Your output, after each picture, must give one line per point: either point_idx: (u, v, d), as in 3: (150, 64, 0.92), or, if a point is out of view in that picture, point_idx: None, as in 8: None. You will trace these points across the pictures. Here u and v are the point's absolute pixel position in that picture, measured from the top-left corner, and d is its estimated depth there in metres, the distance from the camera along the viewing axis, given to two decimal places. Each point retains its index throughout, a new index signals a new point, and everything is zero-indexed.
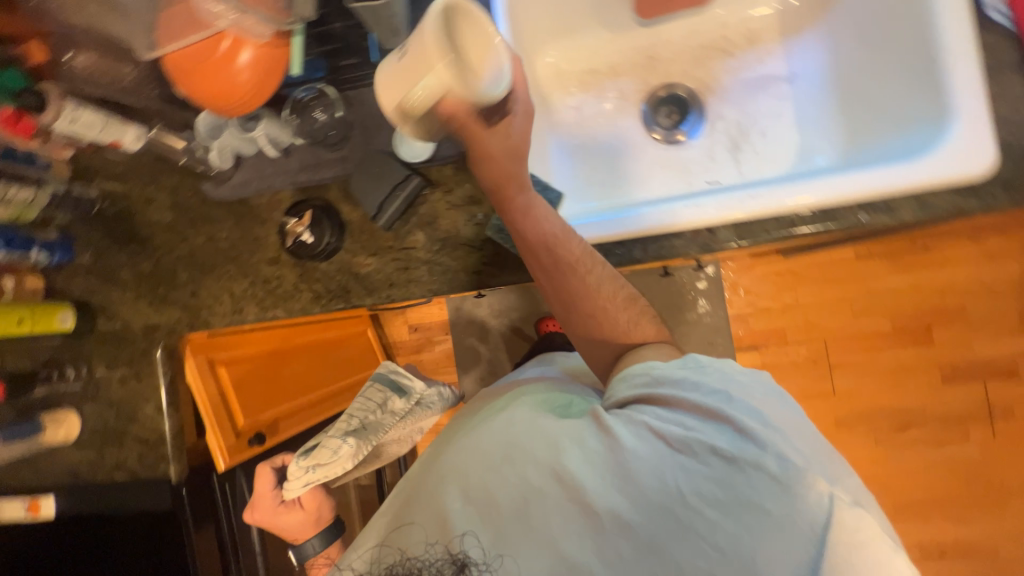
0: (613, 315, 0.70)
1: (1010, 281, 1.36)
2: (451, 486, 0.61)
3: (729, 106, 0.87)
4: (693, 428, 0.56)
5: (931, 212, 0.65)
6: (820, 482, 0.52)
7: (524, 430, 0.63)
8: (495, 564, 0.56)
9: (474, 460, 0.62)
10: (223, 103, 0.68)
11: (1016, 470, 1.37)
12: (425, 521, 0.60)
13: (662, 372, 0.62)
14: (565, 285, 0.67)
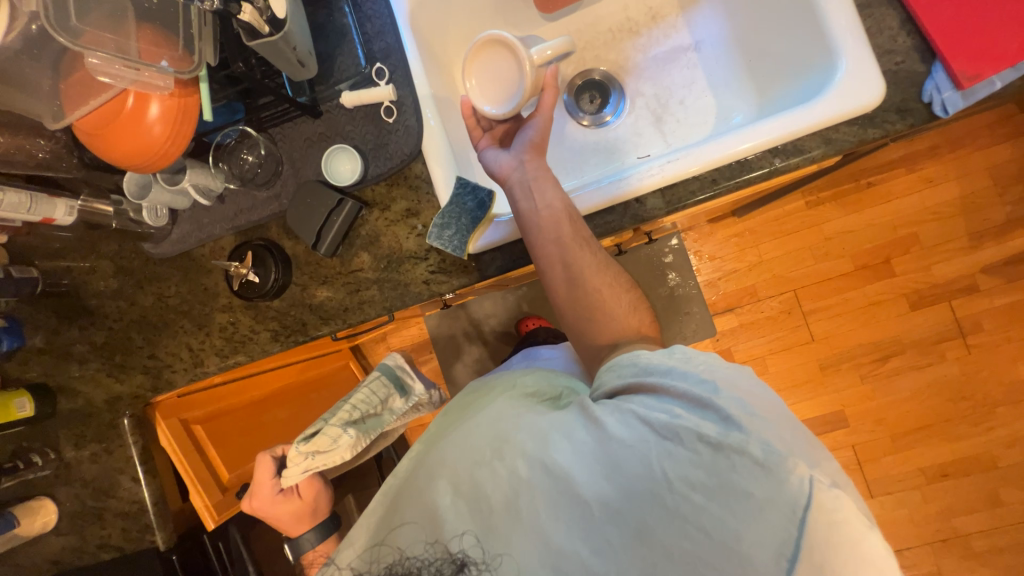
0: (607, 305, 0.64)
1: (953, 203, 1.46)
2: (440, 480, 0.55)
3: (645, 81, 0.83)
4: (680, 415, 0.50)
5: (838, 146, 0.62)
6: (801, 466, 0.46)
7: (510, 422, 0.57)
8: (495, 564, 0.49)
9: (464, 452, 0.56)
10: (137, 160, 0.60)
11: (996, 380, 1.45)
12: (420, 517, 0.54)
13: (663, 362, 0.56)
14: (565, 267, 0.64)
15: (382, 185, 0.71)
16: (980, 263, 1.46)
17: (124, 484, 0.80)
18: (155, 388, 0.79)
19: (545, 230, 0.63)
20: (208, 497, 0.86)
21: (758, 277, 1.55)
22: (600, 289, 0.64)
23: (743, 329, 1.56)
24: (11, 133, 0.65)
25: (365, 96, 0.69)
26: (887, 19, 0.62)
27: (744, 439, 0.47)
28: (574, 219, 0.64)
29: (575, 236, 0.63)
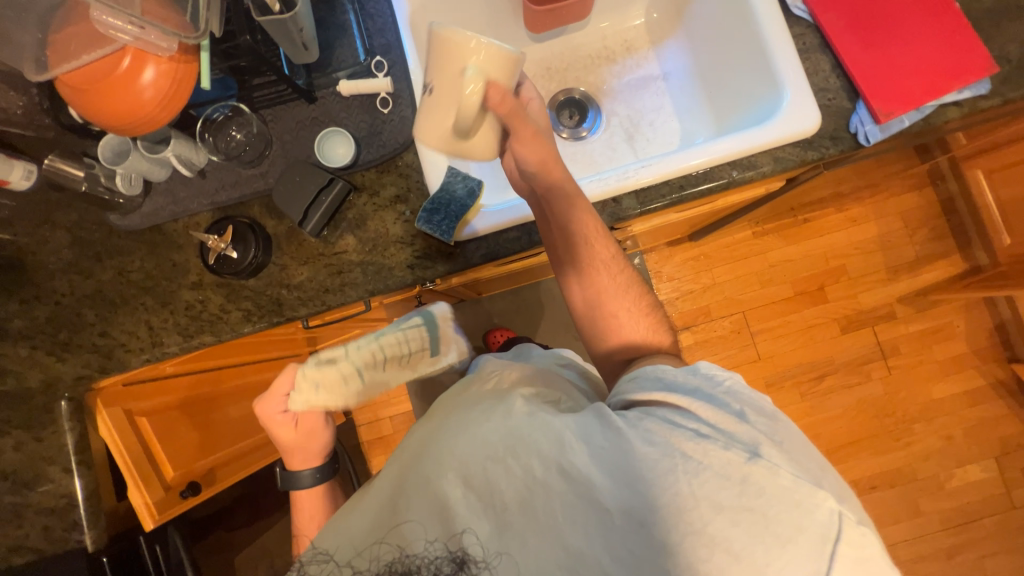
0: (623, 320, 0.70)
1: (873, 240, 1.67)
2: (447, 473, 0.51)
3: (619, 103, 0.92)
4: (708, 433, 0.51)
5: (785, 164, 0.72)
6: (830, 498, 0.47)
7: (525, 420, 0.53)
8: (496, 561, 0.48)
9: (475, 445, 0.52)
10: (119, 123, 0.59)
11: (913, 398, 1.63)
12: (421, 513, 0.50)
13: (690, 381, 0.58)
14: (588, 279, 0.70)
15: (374, 171, 0.73)
16: (896, 294, 1.66)
17: (53, 476, 0.72)
18: (103, 369, 0.73)
19: (564, 251, 0.69)
20: (148, 495, 0.80)
21: (712, 298, 1.68)
22: (615, 307, 0.70)
23: (698, 346, 1.67)
24: None
25: (365, 86, 0.71)
26: (821, 63, 0.74)
27: (774, 463, 0.48)
28: (594, 240, 0.67)
29: (601, 256, 0.69)
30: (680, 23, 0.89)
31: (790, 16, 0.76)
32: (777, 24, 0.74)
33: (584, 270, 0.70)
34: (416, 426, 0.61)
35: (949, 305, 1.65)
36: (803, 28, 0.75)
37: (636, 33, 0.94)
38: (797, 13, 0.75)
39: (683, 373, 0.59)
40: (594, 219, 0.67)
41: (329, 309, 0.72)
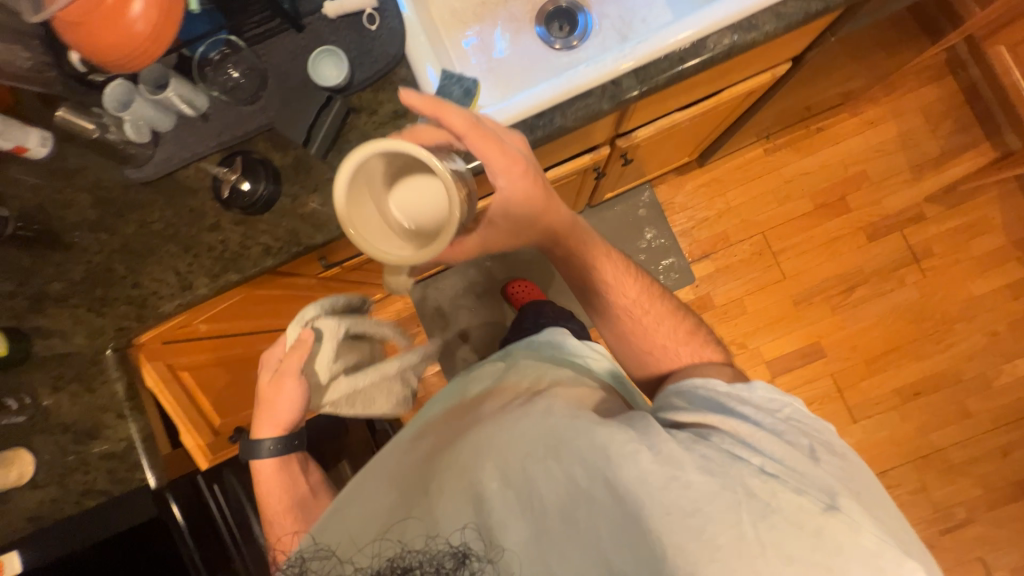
0: (661, 352, 0.77)
1: (892, 140, 1.60)
2: (486, 466, 0.55)
3: (609, 5, 0.91)
4: (776, 471, 0.53)
5: (787, 20, 0.69)
6: (915, 569, 0.48)
7: (573, 427, 0.57)
8: (498, 555, 0.50)
9: (518, 444, 0.56)
10: (118, 57, 0.61)
11: (951, 298, 1.57)
12: (445, 501, 0.54)
13: (738, 402, 0.63)
14: (619, 317, 0.78)
15: (370, 91, 0.73)
16: (923, 194, 1.59)
17: (109, 422, 0.76)
18: (141, 318, 0.76)
19: (594, 292, 0.78)
20: (197, 437, 0.86)
21: (729, 223, 1.64)
22: (652, 344, 0.77)
23: (719, 273, 1.64)
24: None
25: (348, 4, 0.71)
26: None
27: (854, 517, 0.50)
28: (620, 281, 0.77)
29: (629, 296, 0.78)
30: None
31: None
32: None
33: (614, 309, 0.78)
34: (462, 424, 0.65)
35: (981, 198, 1.57)
36: None
37: None
38: None
39: (747, 406, 0.63)
40: (613, 263, 0.78)
41: (345, 233, 0.73)
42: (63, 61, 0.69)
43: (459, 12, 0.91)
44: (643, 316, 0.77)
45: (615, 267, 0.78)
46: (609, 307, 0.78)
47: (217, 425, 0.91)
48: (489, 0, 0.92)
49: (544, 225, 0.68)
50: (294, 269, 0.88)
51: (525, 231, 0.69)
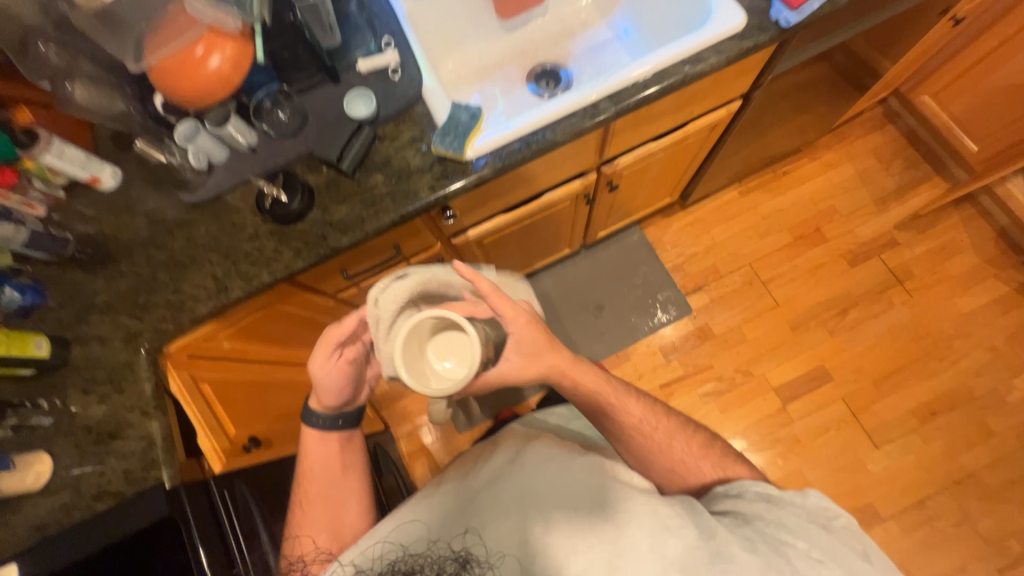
0: (681, 472, 0.75)
1: (852, 179, 1.78)
2: (525, 509, 0.66)
3: (585, 64, 1.11)
4: (822, 561, 0.61)
5: (726, 54, 0.86)
6: None
7: (623, 496, 0.66)
8: (498, 561, 0.62)
9: (566, 495, 0.66)
10: (202, 96, 0.78)
11: (943, 316, 1.62)
12: (478, 524, 0.65)
13: (774, 513, 0.66)
14: (633, 443, 0.75)
15: (393, 123, 0.89)
16: (891, 222, 1.72)
17: (133, 421, 0.79)
18: (177, 321, 0.83)
19: (606, 422, 0.75)
20: (216, 441, 0.88)
21: (716, 257, 1.75)
22: (672, 462, 0.75)
23: (715, 303, 1.70)
24: (96, 86, 0.81)
25: (376, 61, 0.89)
26: None
27: None
28: (625, 405, 0.75)
29: (637, 416, 0.76)
30: None
31: None
32: None
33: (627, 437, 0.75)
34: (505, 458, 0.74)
35: (946, 223, 1.70)
36: None
37: (587, 11, 1.14)
38: None
39: (788, 515, 0.65)
40: (615, 390, 0.76)
41: (367, 236, 0.84)
42: (146, 100, 0.84)
43: (465, 75, 1.11)
44: (661, 433, 0.76)
45: (619, 391, 0.76)
46: (623, 432, 0.75)
47: (232, 435, 0.93)
48: (487, 65, 1.13)
49: (548, 363, 0.70)
50: (317, 282, 0.97)
51: (537, 365, 0.70)
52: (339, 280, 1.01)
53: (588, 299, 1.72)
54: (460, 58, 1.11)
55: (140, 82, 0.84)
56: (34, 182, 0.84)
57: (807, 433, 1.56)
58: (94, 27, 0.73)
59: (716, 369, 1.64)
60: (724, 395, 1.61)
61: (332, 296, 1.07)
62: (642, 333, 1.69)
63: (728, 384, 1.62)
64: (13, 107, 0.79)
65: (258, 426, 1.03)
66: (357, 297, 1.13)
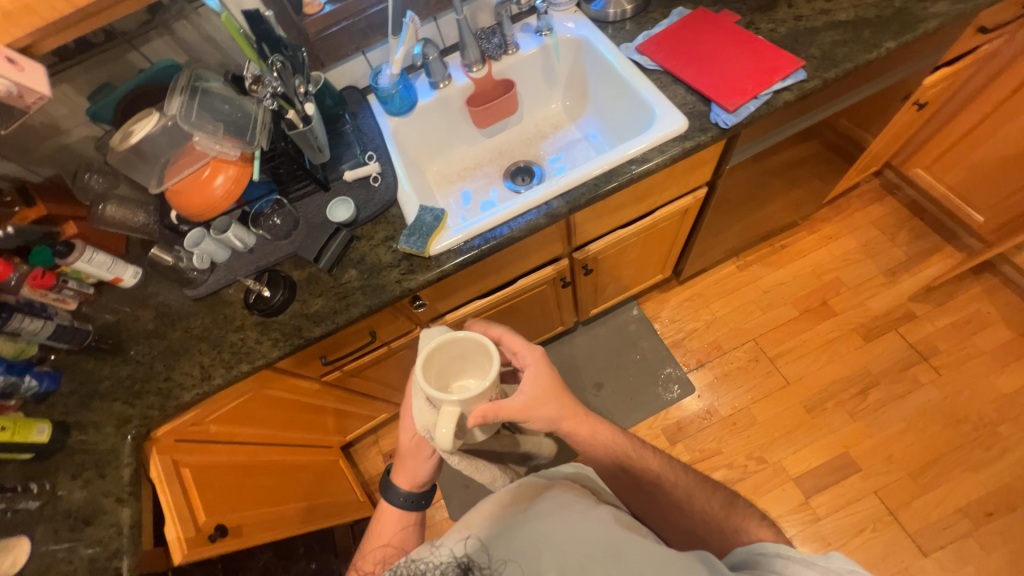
0: (710, 533, 0.65)
1: (856, 250, 1.74)
2: (537, 538, 0.58)
3: (557, 162, 1.22)
4: None
5: (670, 153, 0.94)
6: None
7: (641, 545, 0.57)
8: (497, 567, 0.57)
9: (581, 533, 0.58)
10: (203, 211, 0.92)
11: (981, 397, 1.47)
12: (486, 535, 0.60)
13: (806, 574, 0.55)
14: (652, 494, 0.70)
15: (370, 224, 0.99)
16: (905, 294, 1.64)
17: (107, 507, 0.83)
18: (163, 407, 0.90)
19: (622, 473, 0.71)
20: (180, 528, 0.89)
21: (718, 332, 1.70)
22: (696, 519, 0.67)
23: (719, 382, 1.62)
24: (125, 205, 0.98)
25: (359, 172, 1.01)
26: (677, 90, 1.01)
27: None
28: (636, 458, 0.72)
29: (652, 466, 0.72)
30: (585, 102, 1.22)
31: (647, 70, 1.05)
32: (640, 79, 1.03)
33: (647, 488, 0.70)
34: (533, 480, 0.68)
35: (967, 294, 1.61)
36: (657, 74, 1.04)
37: (558, 116, 1.27)
38: (650, 67, 1.05)
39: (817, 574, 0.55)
40: (626, 439, 0.74)
41: (338, 326, 0.90)
42: (164, 213, 0.99)
43: (448, 176, 1.24)
44: (679, 485, 0.70)
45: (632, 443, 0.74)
46: (641, 485, 0.70)
47: (200, 523, 0.94)
48: (469, 166, 1.25)
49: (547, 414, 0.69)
50: (298, 367, 1.04)
51: (540, 411, 0.68)
52: (319, 364, 1.07)
53: (586, 376, 1.70)
54: (444, 163, 1.24)
55: (162, 200, 1.01)
56: (69, 282, 0.98)
57: (837, 534, 1.37)
58: (128, 158, 0.89)
59: (726, 455, 1.51)
60: (737, 486, 1.47)
61: (317, 378, 1.13)
62: (643, 414, 1.61)
63: (741, 472, 1.49)
64: (62, 224, 0.97)
65: (234, 511, 1.03)
66: (343, 379, 1.19)
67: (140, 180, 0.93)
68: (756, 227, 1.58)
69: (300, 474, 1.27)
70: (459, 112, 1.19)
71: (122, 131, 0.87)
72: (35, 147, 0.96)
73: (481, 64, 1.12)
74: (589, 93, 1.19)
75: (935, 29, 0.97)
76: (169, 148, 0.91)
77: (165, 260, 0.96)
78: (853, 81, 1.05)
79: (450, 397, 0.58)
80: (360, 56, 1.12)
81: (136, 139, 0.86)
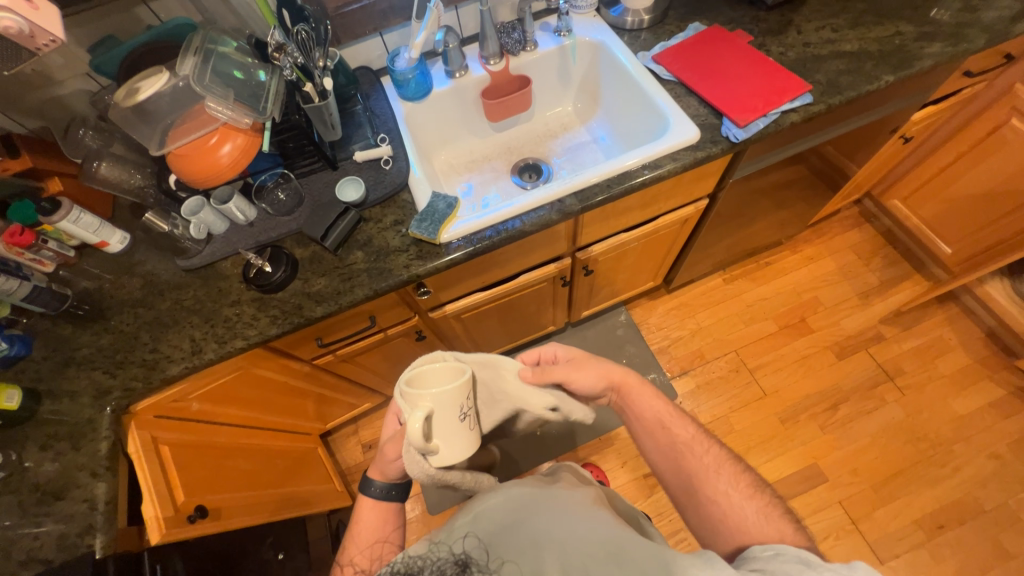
0: (731, 504, 0.62)
1: (834, 272, 1.83)
2: (536, 535, 0.56)
3: (564, 162, 1.23)
4: None
5: (682, 161, 0.97)
6: None
7: (643, 545, 0.55)
8: (495, 567, 0.54)
9: (582, 534, 0.56)
10: (206, 178, 0.89)
11: (939, 418, 1.57)
12: (486, 532, 0.58)
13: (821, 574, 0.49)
14: (676, 459, 0.68)
15: (379, 207, 0.97)
16: (877, 316, 1.74)
17: (81, 482, 0.78)
18: (147, 379, 0.86)
19: (655, 428, 0.71)
20: (159, 508, 0.85)
21: (702, 341, 1.75)
22: (717, 490, 0.63)
23: (700, 390, 1.67)
24: (120, 166, 0.93)
25: (370, 153, 1.00)
26: (690, 101, 1.04)
27: None
28: (670, 423, 0.71)
29: (683, 433, 0.69)
30: (596, 105, 1.24)
31: (662, 80, 1.08)
32: (655, 87, 1.06)
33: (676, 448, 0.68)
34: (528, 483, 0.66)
35: (932, 320, 1.71)
36: (671, 85, 1.07)
37: (568, 117, 1.28)
38: (665, 77, 1.07)
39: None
40: (667, 405, 0.73)
41: (341, 307, 0.88)
42: (162, 177, 0.95)
43: (455, 166, 1.23)
44: (711, 455, 0.67)
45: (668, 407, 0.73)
46: (670, 448, 0.69)
47: (179, 502, 0.90)
48: (477, 159, 1.25)
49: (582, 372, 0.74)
50: (291, 348, 1.01)
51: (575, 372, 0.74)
52: (313, 347, 1.04)
53: None
54: (452, 153, 1.24)
55: (161, 164, 0.96)
56: (49, 242, 0.91)
57: None
58: (130, 117, 0.85)
59: None
60: None
61: (307, 361, 1.10)
62: None
63: None
64: (48, 179, 0.91)
65: (212, 493, 0.99)
66: (334, 364, 1.16)
67: (140, 141, 0.89)
68: (745, 242, 1.64)
69: (279, 460, 1.23)
70: (473, 103, 1.18)
71: (128, 87, 0.83)
72: (23, 97, 0.91)
73: (499, 58, 1.12)
74: (602, 97, 1.21)
75: (929, 67, 1.04)
76: (174, 110, 0.88)
77: (162, 228, 0.93)
78: (851, 109, 1.11)
79: (420, 392, 0.61)
80: (378, 37, 1.10)
81: (142, 97, 0.82)
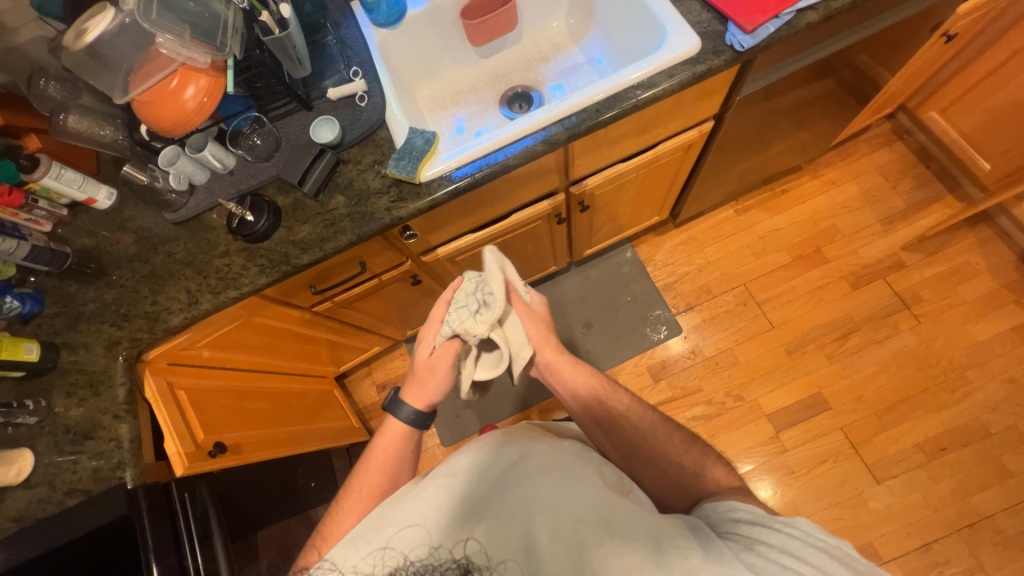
0: (670, 463, 0.69)
1: (856, 197, 1.71)
2: (536, 518, 0.58)
3: (557, 87, 1.13)
4: None
5: (678, 77, 0.88)
6: None
7: (633, 510, 0.57)
8: (496, 566, 0.56)
9: (574, 503, 0.58)
10: (170, 125, 0.85)
11: (955, 344, 1.52)
12: (484, 531, 0.58)
13: (773, 534, 0.54)
14: (619, 429, 0.73)
15: (357, 147, 0.93)
16: (899, 244, 1.64)
17: (105, 423, 0.85)
18: (151, 330, 0.90)
19: (594, 402, 0.77)
20: (180, 445, 0.93)
21: (710, 276, 1.70)
22: (658, 451, 0.70)
23: (706, 324, 1.66)
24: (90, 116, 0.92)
25: (344, 89, 0.94)
26: (692, 6, 0.92)
27: None
28: (606, 395, 0.76)
29: (621, 402, 0.76)
30: (590, 18, 1.11)
31: None
32: None
33: (615, 419, 0.74)
34: (516, 445, 0.66)
35: (959, 245, 1.61)
36: None
37: (560, 36, 1.17)
38: None
39: (792, 538, 0.53)
40: (600, 379, 0.79)
41: (326, 254, 0.88)
42: (132, 127, 0.93)
43: (439, 100, 1.15)
44: (646, 420, 0.73)
45: (602, 384, 0.78)
46: (611, 418, 0.74)
47: (199, 440, 0.98)
48: (462, 90, 1.16)
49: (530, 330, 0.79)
50: (287, 295, 1.03)
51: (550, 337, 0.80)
52: (309, 294, 1.06)
53: (577, 317, 1.71)
54: (435, 85, 1.15)
55: (129, 113, 0.94)
56: (40, 202, 0.92)
57: (800, 464, 1.47)
58: (86, 62, 0.82)
59: (705, 392, 1.58)
60: (713, 421, 1.55)
61: (307, 309, 1.13)
62: (630, 352, 1.65)
63: (718, 408, 1.56)
64: (25, 137, 0.90)
65: (230, 432, 1.06)
66: (334, 311, 1.19)
67: (104, 90, 0.87)
68: (760, 169, 1.53)
69: (295, 399, 1.30)
70: (453, 26, 1.08)
71: (76, 29, 0.81)
72: None
73: None
74: (595, 9, 1.09)
75: None
76: (133, 53, 0.84)
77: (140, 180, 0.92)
78: (879, 6, 0.97)
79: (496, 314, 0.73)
80: None
81: (91, 38, 0.79)
